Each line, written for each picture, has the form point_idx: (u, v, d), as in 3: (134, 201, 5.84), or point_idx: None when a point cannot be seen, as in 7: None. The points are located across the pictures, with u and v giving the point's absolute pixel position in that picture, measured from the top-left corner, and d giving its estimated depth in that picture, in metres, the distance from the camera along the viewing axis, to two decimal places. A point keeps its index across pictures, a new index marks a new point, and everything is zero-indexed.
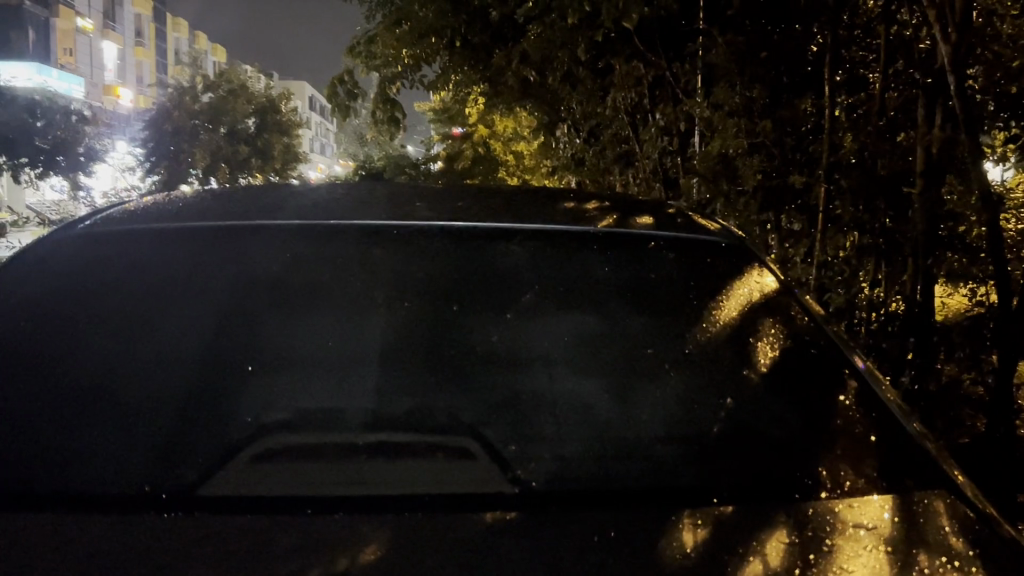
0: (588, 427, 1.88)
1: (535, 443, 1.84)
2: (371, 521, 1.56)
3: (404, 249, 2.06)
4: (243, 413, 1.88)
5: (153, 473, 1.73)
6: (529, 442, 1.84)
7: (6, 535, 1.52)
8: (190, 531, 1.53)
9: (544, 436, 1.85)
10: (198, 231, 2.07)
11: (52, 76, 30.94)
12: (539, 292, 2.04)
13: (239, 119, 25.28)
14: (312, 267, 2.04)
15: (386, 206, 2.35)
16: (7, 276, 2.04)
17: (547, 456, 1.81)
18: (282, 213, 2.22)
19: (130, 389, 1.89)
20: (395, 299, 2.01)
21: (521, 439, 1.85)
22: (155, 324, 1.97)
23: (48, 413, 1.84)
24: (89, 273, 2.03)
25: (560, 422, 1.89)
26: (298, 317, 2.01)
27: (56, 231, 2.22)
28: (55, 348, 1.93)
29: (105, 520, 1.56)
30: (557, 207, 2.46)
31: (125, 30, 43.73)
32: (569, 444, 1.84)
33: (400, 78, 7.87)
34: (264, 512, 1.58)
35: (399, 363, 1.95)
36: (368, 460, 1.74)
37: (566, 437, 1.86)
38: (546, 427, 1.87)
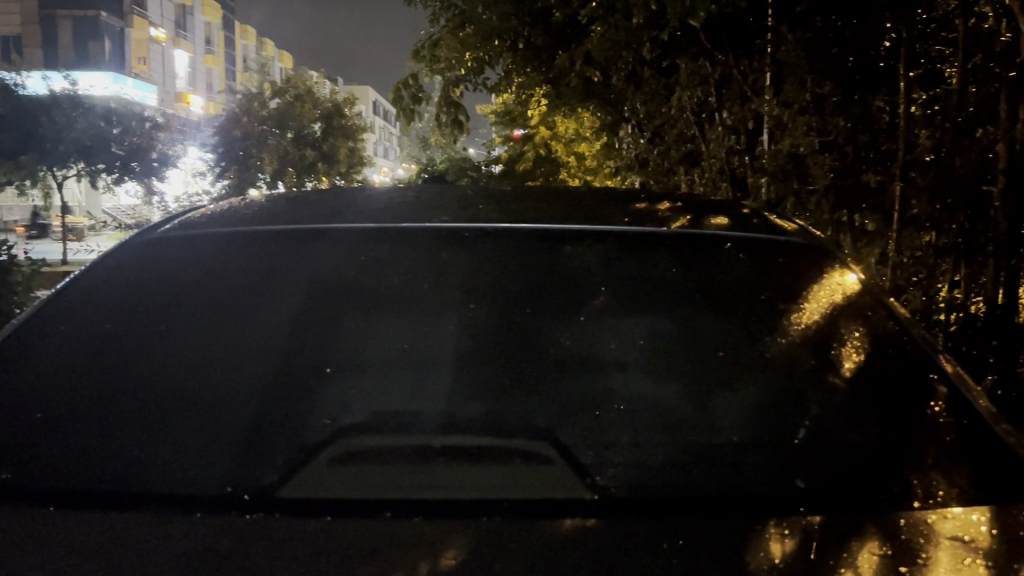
0: (666, 431, 1.85)
1: (612, 447, 1.81)
2: (451, 525, 1.56)
3: (475, 252, 2.05)
4: (321, 415, 1.88)
5: (234, 473, 1.75)
6: (607, 447, 1.81)
7: (96, 532, 1.55)
8: (272, 532, 1.54)
9: (622, 442, 1.82)
10: (273, 236, 2.10)
11: (127, 85, 32.07)
12: (612, 296, 2.01)
13: (306, 124, 25.68)
14: (384, 270, 2.04)
15: (456, 209, 2.36)
16: (95, 284, 2.11)
17: (625, 462, 1.77)
18: (352, 218, 2.23)
19: (208, 390, 1.91)
20: (465, 302, 2.00)
21: (598, 443, 1.82)
22: (233, 327, 1.99)
23: (132, 414, 1.87)
24: (168, 277, 2.07)
25: (637, 427, 1.85)
26: (372, 320, 2.01)
27: (138, 237, 2.27)
28: (139, 351, 1.97)
29: (190, 520, 1.58)
30: (629, 209, 2.42)
31: (197, 39, 44.95)
32: (647, 450, 1.81)
33: (463, 81, 7.90)
34: (343, 515, 1.58)
35: (474, 365, 1.94)
36: (445, 462, 1.72)
37: (645, 442, 1.82)
38: (623, 433, 1.84)
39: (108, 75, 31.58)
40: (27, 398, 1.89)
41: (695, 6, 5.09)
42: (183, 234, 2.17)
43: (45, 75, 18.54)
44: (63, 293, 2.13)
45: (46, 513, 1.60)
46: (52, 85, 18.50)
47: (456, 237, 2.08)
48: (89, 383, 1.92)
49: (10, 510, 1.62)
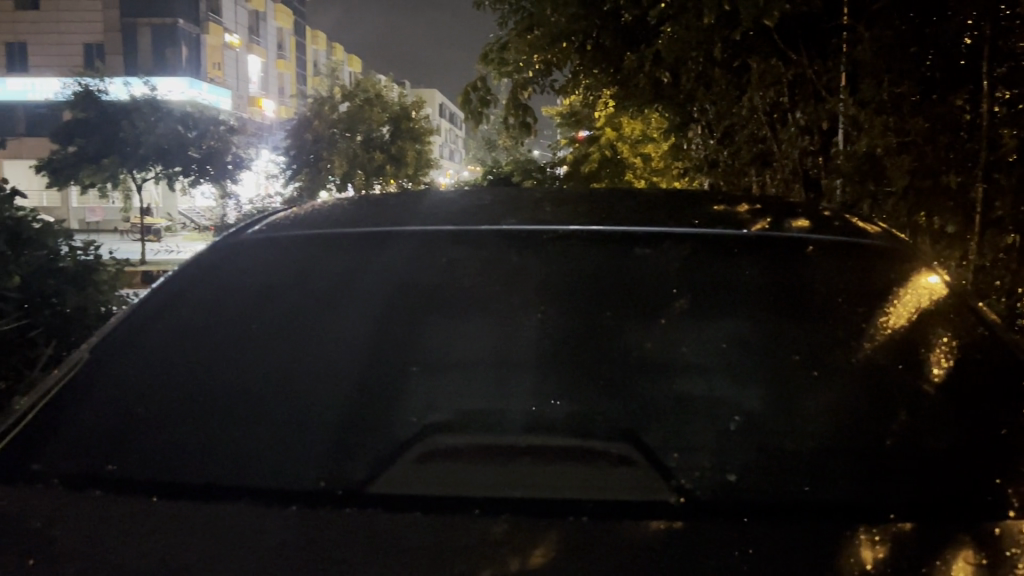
0: (749, 439, 1.84)
1: (697, 453, 1.82)
2: (538, 524, 1.59)
3: (558, 257, 2.05)
4: (408, 415, 1.92)
5: (328, 469, 1.81)
6: (691, 451, 1.82)
7: (198, 522, 1.61)
8: (363, 527, 1.59)
9: (705, 449, 1.82)
10: (355, 238, 2.14)
11: (202, 91, 32.77)
12: (694, 299, 2.00)
13: (373, 127, 26.02)
14: (464, 271, 2.07)
15: (533, 212, 2.39)
16: (188, 285, 2.18)
17: (707, 470, 1.78)
18: (428, 221, 2.26)
19: (300, 387, 1.97)
20: (545, 306, 2.01)
21: (682, 448, 1.83)
22: (320, 327, 2.05)
23: (227, 410, 1.93)
24: (256, 279, 2.13)
25: (719, 433, 1.85)
26: (457, 320, 2.04)
27: (224, 239, 2.33)
28: (231, 349, 2.03)
29: (287, 513, 1.64)
30: (705, 211, 2.42)
31: (269, 44, 45.79)
32: (730, 455, 1.81)
33: (530, 83, 7.83)
34: (434, 510, 1.63)
35: (557, 368, 1.96)
36: (529, 462, 1.74)
37: (725, 447, 1.83)
38: (701, 441, 1.84)
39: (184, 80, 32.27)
40: (128, 395, 1.98)
41: (770, 6, 5.02)
42: (268, 236, 2.23)
43: (125, 81, 19.09)
44: (156, 294, 2.21)
45: (150, 502, 1.68)
46: (132, 91, 19.21)
47: (536, 238, 2.09)
48: (185, 381, 1.99)
49: (119, 499, 1.70)
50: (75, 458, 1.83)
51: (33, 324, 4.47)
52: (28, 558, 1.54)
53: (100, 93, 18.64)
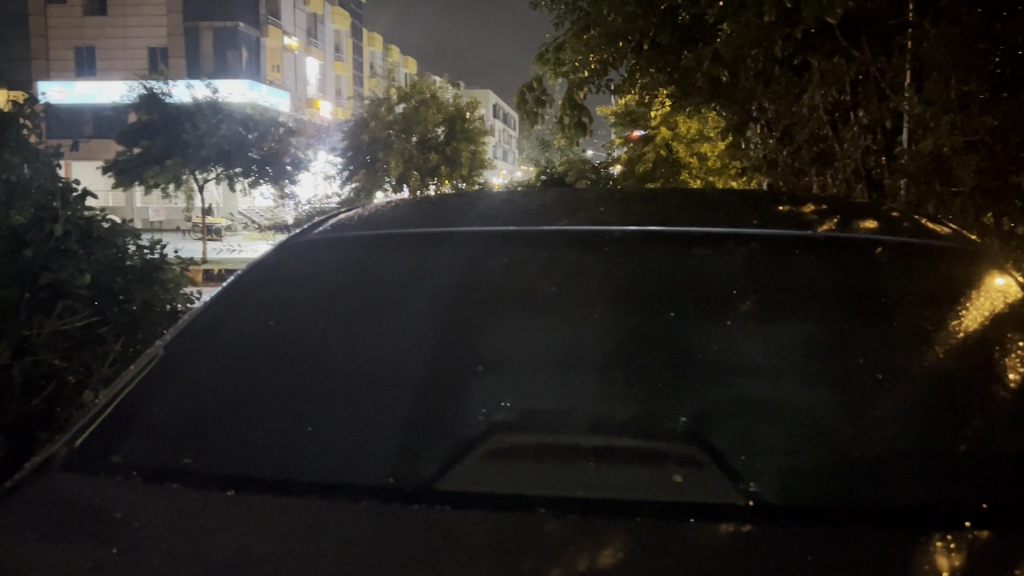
0: (756, 413, 1.89)
1: (715, 437, 1.85)
2: (606, 525, 1.60)
3: (621, 256, 2.04)
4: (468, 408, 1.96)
5: (397, 464, 1.84)
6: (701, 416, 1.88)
7: (273, 515, 1.65)
8: (432, 525, 1.61)
9: (725, 433, 1.86)
10: (416, 238, 2.15)
11: (261, 93, 33.32)
12: (761, 300, 1.97)
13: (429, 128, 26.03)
14: (526, 272, 2.06)
15: (596, 212, 2.40)
16: (256, 285, 2.23)
17: (713, 445, 1.82)
18: (488, 222, 2.26)
19: (369, 385, 2.01)
20: (608, 306, 2.00)
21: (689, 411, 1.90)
22: (386, 327, 2.08)
23: (298, 408, 1.98)
24: (322, 277, 2.16)
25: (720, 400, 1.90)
26: (518, 321, 2.05)
27: (292, 240, 2.39)
28: (299, 348, 2.07)
29: (358, 509, 1.67)
30: (769, 212, 2.39)
31: (326, 46, 46.36)
32: (733, 424, 1.87)
33: (587, 83, 7.49)
34: (503, 508, 1.64)
35: (620, 369, 1.96)
36: (595, 462, 1.76)
37: (721, 416, 1.88)
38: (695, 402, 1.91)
39: (245, 83, 32.81)
40: (202, 392, 2.03)
41: (833, 4, 4.93)
42: (333, 237, 2.27)
43: (188, 84, 19.49)
44: (226, 293, 2.26)
45: (227, 496, 1.72)
46: (194, 93, 19.61)
47: (600, 240, 2.07)
48: (256, 379, 2.04)
49: (196, 491, 1.74)
50: (153, 452, 1.90)
51: (102, 322, 4.58)
52: (110, 548, 1.58)
53: (164, 95, 19.01)
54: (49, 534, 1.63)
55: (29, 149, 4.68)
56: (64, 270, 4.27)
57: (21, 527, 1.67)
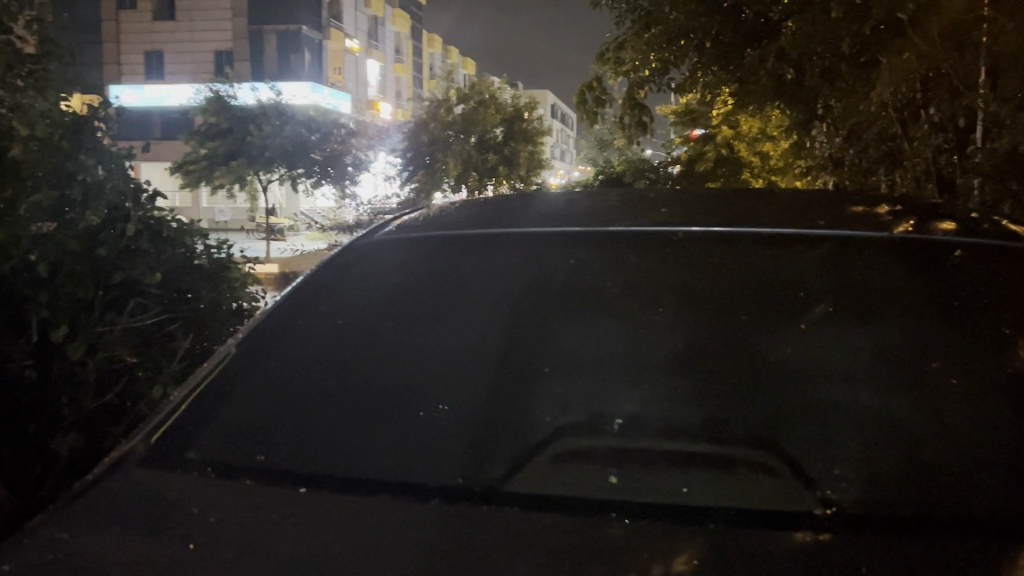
0: (682, 407, 1.91)
1: (647, 433, 1.86)
2: (680, 531, 1.58)
3: (689, 257, 1.99)
4: (410, 406, 2.00)
5: (466, 465, 1.86)
6: (636, 417, 1.91)
7: (346, 512, 1.67)
8: (503, 527, 1.61)
9: (657, 429, 1.87)
10: (482, 239, 2.15)
11: (323, 95, 33.74)
12: (834, 303, 1.92)
13: (490, 129, 25.19)
14: (592, 273, 2.03)
15: (663, 212, 2.37)
16: (323, 285, 2.25)
17: (646, 440, 1.83)
18: (553, 222, 2.25)
19: (437, 386, 2.02)
20: (677, 309, 1.98)
21: (626, 412, 1.93)
22: (451, 328, 2.08)
23: (366, 407, 2.01)
24: (388, 277, 2.17)
25: (648, 400, 1.93)
26: (584, 323, 2.03)
27: (358, 240, 2.41)
28: (366, 349, 2.09)
29: (431, 510, 1.68)
30: (844, 212, 2.32)
31: (386, 48, 46.76)
32: (665, 421, 1.89)
33: (648, 82, 7.02)
34: (573, 511, 1.65)
35: (688, 372, 1.94)
36: (665, 467, 1.75)
37: (653, 413, 1.91)
38: (629, 404, 1.94)
39: (307, 85, 33.26)
40: (274, 391, 2.07)
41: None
42: (398, 237, 2.28)
43: (253, 87, 19.84)
44: (293, 293, 2.29)
45: (298, 493, 1.75)
46: (259, 96, 19.96)
47: (666, 240, 2.03)
48: (325, 379, 2.07)
49: (268, 487, 1.78)
50: (228, 448, 1.94)
51: (172, 318, 4.68)
52: (188, 543, 1.59)
53: (230, 98, 19.41)
54: (127, 529, 1.66)
55: (102, 149, 4.62)
56: (136, 268, 4.39)
57: (102, 521, 1.70)
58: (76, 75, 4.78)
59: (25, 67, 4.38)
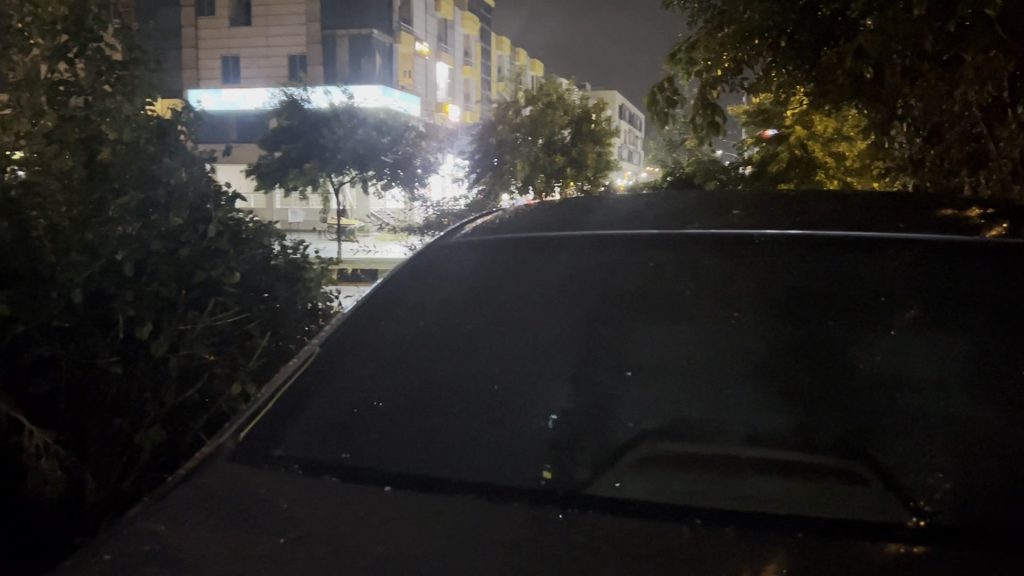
0: (605, 407, 2.03)
1: (580, 431, 1.98)
2: (767, 538, 1.56)
3: (768, 261, 1.92)
4: (448, 407, 2.06)
5: (547, 468, 1.87)
6: (567, 412, 2.02)
7: (433, 511, 1.70)
8: (587, 530, 1.61)
9: (587, 426, 1.99)
10: (560, 242, 2.12)
11: (393, 97, 34.07)
12: (925, 309, 1.83)
13: (559, 131, 21.42)
14: (671, 279, 2.00)
15: (741, 215, 2.32)
16: (405, 289, 2.28)
17: (576, 442, 1.95)
18: (631, 224, 2.25)
19: (517, 387, 2.07)
20: (756, 317, 1.93)
21: (558, 408, 2.03)
22: (533, 332, 2.12)
23: (447, 410, 2.05)
24: (466, 279, 2.19)
25: (579, 396, 2.05)
26: (665, 329, 2.04)
27: (438, 242, 2.44)
28: (449, 352, 2.15)
29: (517, 510, 1.70)
30: (929, 214, 2.27)
31: (455, 51, 47.08)
32: (591, 413, 2.02)
33: (721, 82, 6.49)
34: (659, 516, 1.64)
35: (772, 380, 1.91)
36: (749, 476, 1.75)
37: (582, 409, 2.03)
38: (562, 399, 2.05)
39: (378, 89, 33.63)
40: (362, 393, 2.14)
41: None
42: (478, 238, 2.29)
43: None
44: (377, 293, 2.34)
45: (384, 492, 1.78)
46: None
47: (747, 246, 1.96)
48: (409, 381, 2.13)
49: (353, 486, 1.82)
50: (316, 447, 1.99)
51: (249, 317, 4.77)
52: (278, 538, 1.64)
53: None
54: (219, 523, 1.71)
55: (184, 153, 4.75)
56: (216, 268, 4.51)
57: (197, 514, 1.76)
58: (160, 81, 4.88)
59: (112, 74, 4.53)
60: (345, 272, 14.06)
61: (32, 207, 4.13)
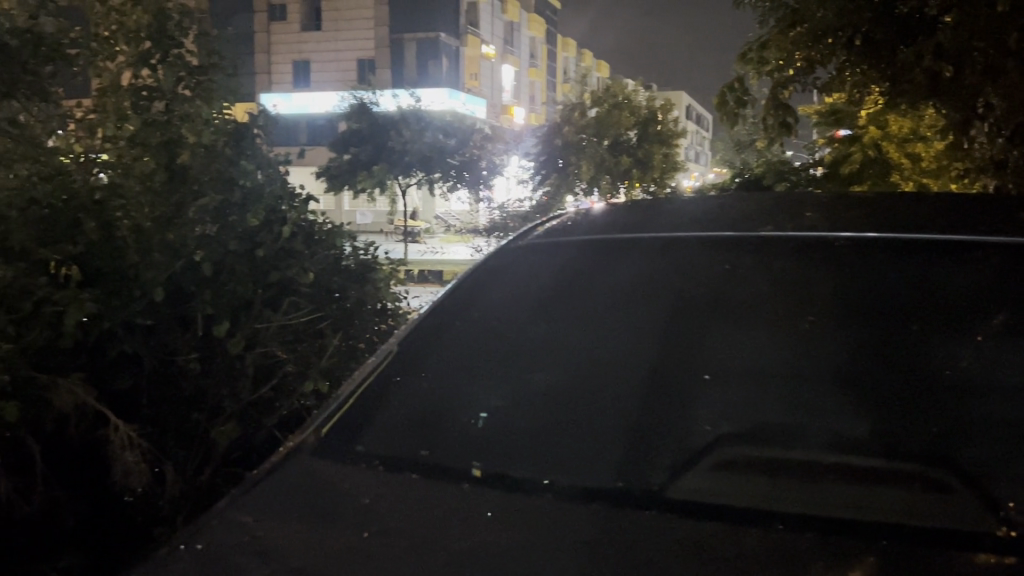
0: (531, 402, 2.09)
1: (504, 428, 2.05)
2: (846, 545, 1.56)
3: (846, 265, 1.95)
4: (475, 408, 2.12)
5: (624, 471, 1.87)
6: (499, 411, 2.10)
7: (510, 510, 1.74)
8: (663, 532, 1.63)
9: (514, 421, 2.06)
10: (642, 244, 2.19)
11: (459, 99, 34.26)
12: (1013, 314, 1.79)
13: (623, 131, 19.84)
14: (748, 280, 2.02)
15: (816, 217, 2.30)
16: (486, 292, 2.37)
17: (499, 437, 2.03)
18: (709, 226, 2.27)
19: (584, 393, 2.07)
20: (831, 322, 1.91)
21: (491, 407, 2.12)
22: (604, 333, 2.12)
23: (519, 411, 2.08)
24: (544, 281, 2.28)
25: (511, 394, 2.12)
26: (742, 331, 1.98)
27: (517, 244, 2.51)
28: (520, 354, 2.19)
29: (594, 511, 1.73)
30: (1014, 216, 2.20)
31: (521, 53, 47.16)
32: (522, 409, 2.08)
33: (794, 82, 6.30)
34: (735, 518, 1.67)
35: (855, 386, 1.85)
36: (828, 481, 1.73)
37: (511, 405, 2.10)
38: (497, 399, 2.13)
39: (445, 91, 33.85)
40: (441, 393, 2.19)
41: None
42: (558, 242, 2.37)
43: None
44: (459, 294, 2.43)
45: (464, 490, 1.84)
46: None
47: (826, 245, 2.01)
48: (484, 382, 2.18)
49: (434, 484, 1.87)
50: (399, 445, 2.06)
51: (321, 317, 4.86)
52: (362, 531, 1.68)
53: None
54: (305, 515, 1.77)
55: (262, 156, 4.90)
56: (291, 269, 4.62)
57: (283, 505, 1.83)
58: (239, 86, 5.01)
59: (192, 79, 4.67)
60: (411, 272, 14.10)
61: (116, 208, 4.10)
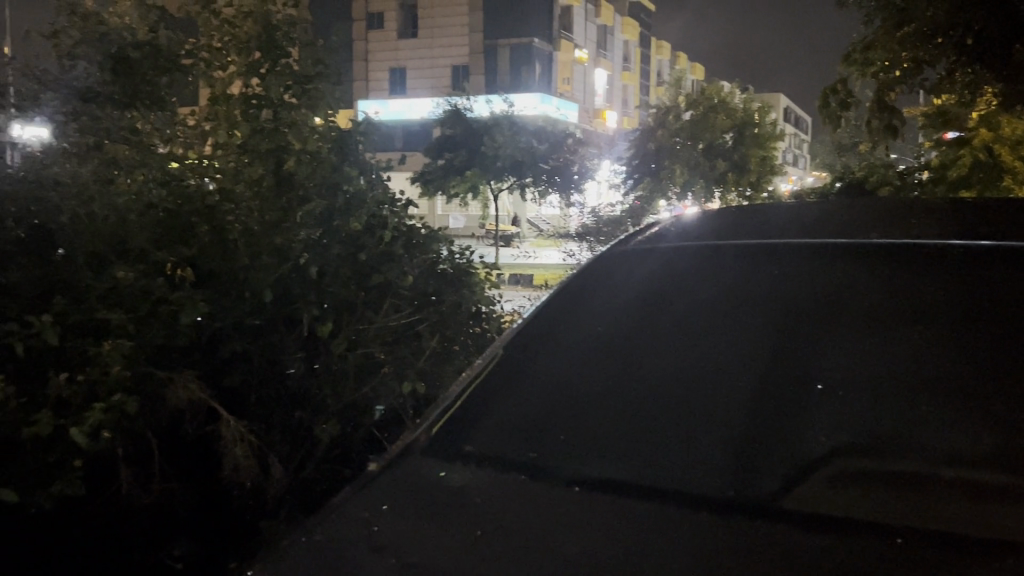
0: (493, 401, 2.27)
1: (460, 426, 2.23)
2: (968, 561, 1.52)
3: (963, 273, 1.91)
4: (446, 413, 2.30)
5: (734, 479, 1.86)
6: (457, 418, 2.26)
7: (618, 515, 1.75)
8: (772, 542, 1.62)
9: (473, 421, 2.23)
10: (746, 252, 2.20)
11: (551, 105, 34.21)
12: None
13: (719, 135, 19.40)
14: (860, 288, 1.99)
15: (933, 223, 2.22)
16: (591, 301, 2.40)
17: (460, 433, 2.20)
18: (820, 232, 2.24)
19: (681, 401, 2.07)
20: (946, 331, 1.86)
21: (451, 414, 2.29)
22: (706, 342, 2.12)
23: (619, 418, 2.10)
24: (643, 290, 2.31)
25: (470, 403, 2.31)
26: (852, 339, 1.94)
27: (620, 251, 2.53)
28: (616, 363, 2.21)
29: (703, 518, 1.73)
30: None
31: (614, 58, 46.88)
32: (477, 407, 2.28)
33: (899, 83, 6.02)
34: (851, 532, 1.64)
35: (972, 399, 1.79)
36: (945, 496, 1.69)
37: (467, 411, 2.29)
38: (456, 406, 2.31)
39: (536, 96, 33.88)
40: (545, 400, 2.22)
41: None
42: (661, 251, 2.39)
43: None
44: (564, 302, 2.47)
45: (574, 492, 1.86)
46: None
47: (941, 252, 1.97)
48: (585, 390, 2.20)
49: (543, 486, 1.90)
50: (507, 449, 2.09)
51: (419, 319, 4.89)
52: (475, 530, 1.72)
53: None
54: (417, 514, 1.82)
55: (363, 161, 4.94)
56: (390, 272, 4.70)
57: (396, 503, 1.88)
58: (341, 94, 5.12)
59: (298, 87, 4.80)
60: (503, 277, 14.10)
61: (227, 213, 4.24)
